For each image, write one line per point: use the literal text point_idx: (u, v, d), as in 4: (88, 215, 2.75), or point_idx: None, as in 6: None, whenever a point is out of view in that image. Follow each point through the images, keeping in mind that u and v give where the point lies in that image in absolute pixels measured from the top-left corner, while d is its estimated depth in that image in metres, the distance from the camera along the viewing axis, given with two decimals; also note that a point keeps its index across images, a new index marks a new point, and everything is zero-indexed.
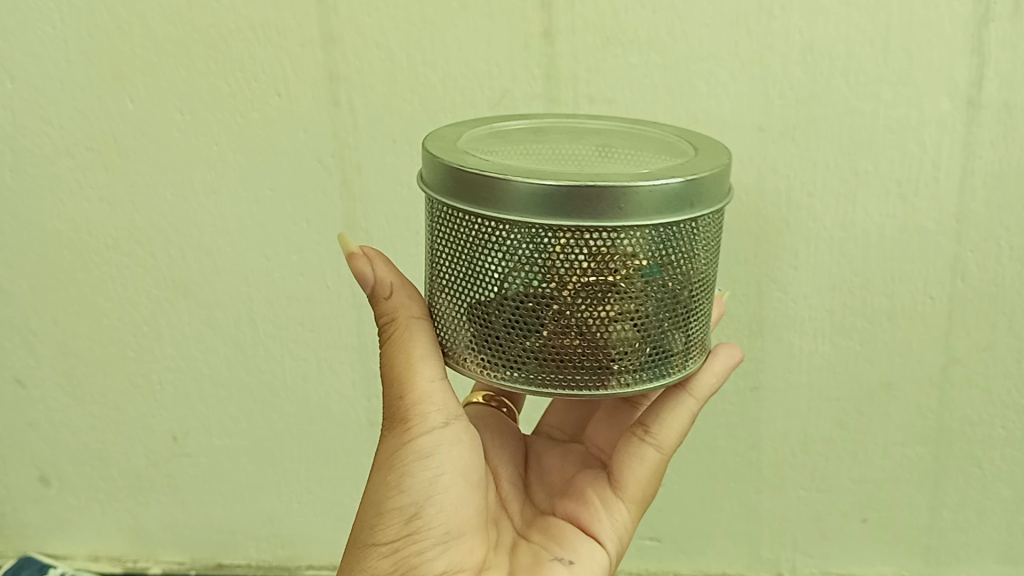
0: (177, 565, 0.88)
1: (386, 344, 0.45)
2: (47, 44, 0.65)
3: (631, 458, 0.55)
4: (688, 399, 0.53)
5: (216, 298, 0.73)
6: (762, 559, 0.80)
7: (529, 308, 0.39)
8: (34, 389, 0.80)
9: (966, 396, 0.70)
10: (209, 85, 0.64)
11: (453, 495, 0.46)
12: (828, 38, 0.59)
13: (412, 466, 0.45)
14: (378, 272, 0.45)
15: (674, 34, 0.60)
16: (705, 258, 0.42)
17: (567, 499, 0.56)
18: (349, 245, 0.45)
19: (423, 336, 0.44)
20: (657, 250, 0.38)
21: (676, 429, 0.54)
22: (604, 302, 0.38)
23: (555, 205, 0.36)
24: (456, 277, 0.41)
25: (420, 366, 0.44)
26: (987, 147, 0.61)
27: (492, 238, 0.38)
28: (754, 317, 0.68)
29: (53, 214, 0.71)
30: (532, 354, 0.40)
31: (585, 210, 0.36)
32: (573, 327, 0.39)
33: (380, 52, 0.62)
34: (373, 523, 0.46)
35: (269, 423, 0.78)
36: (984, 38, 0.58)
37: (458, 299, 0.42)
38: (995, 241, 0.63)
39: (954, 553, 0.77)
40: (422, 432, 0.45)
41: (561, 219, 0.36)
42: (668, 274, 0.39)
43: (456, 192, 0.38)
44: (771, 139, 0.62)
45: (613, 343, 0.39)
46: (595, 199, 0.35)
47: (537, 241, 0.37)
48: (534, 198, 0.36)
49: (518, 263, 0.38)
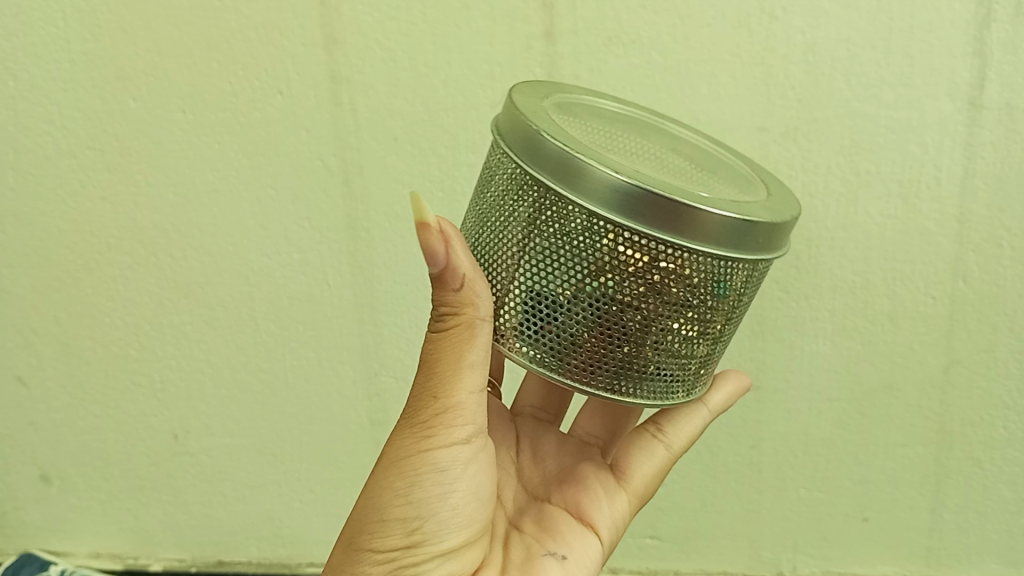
0: (177, 563, 0.88)
1: (438, 341, 0.42)
2: (50, 44, 0.65)
3: (643, 454, 0.58)
4: (702, 409, 0.58)
5: (217, 298, 0.73)
6: (762, 560, 0.80)
7: (586, 307, 0.41)
8: (36, 389, 0.80)
9: (967, 397, 0.70)
10: (211, 86, 0.64)
11: (462, 512, 0.46)
12: (829, 40, 0.59)
13: (425, 478, 0.44)
14: (453, 256, 0.40)
15: (676, 36, 0.60)
16: (748, 297, 0.44)
17: (565, 490, 0.56)
18: (426, 215, 0.39)
19: (481, 343, 0.42)
20: (718, 279, 0.40)
21: (687, 433, 0.58)
22: (653, 314, 0.41)
23: (651, 212, 0.37)
24: (521, 258, 0.42)
25: (462, 376, 0.42)
26: (988, 149, 0.61)
27: (572, 230, 0.39)
28: (754, 318, 0.69)
29: (55, 213, 0.71)
30: (565, 349, 0.41)
31: (671, 225, 0.37)
32: (604, 328, 0.41)
33: (382, 53, 0.62)
34: (378, 528, 0.45)
35: (270, 422, 0.78)
36: (985, 40, 0.58)
37: (517, 284, 0.42)
38: (996, 243, 0.63)
39: (955, 555, 0.77)
40: (442, 447, 0.44)
41: (647, 225, 0.37)
42: (715, 300, 0.41)
43: (556, 176, 0.38)
44: (772, 140, 0.62)
45: (633, 350, 0.41)
46: (683, 218, 0.37)
47: (604, 238, 0.38)
48: (626, 195, 0.36)
49: (590, 260, 0.39)
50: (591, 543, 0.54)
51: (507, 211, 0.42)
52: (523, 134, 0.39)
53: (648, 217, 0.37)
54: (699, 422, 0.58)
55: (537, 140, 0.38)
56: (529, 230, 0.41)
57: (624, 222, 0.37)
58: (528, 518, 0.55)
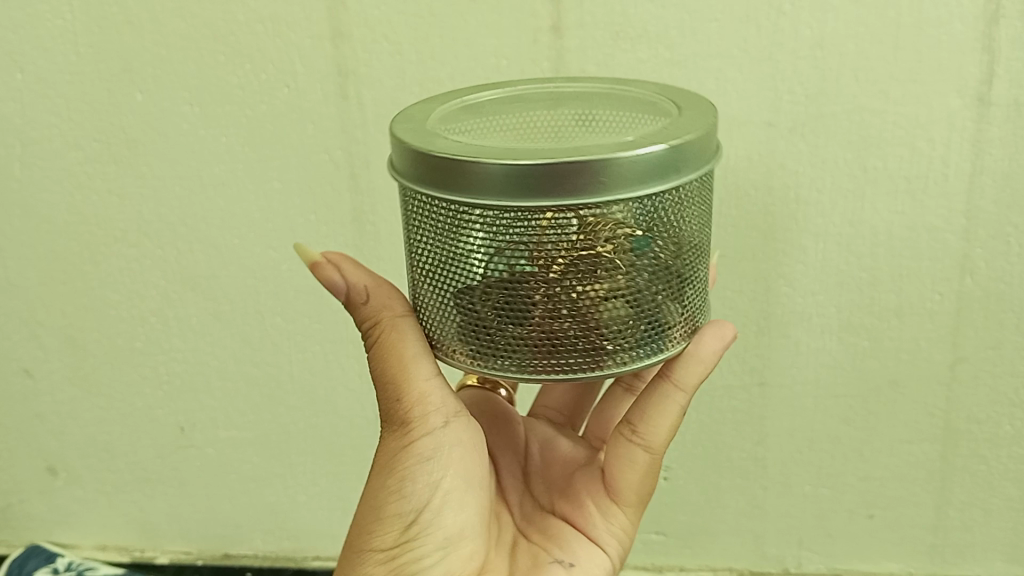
0: (183, 556, 0.90)
1: (376, 347, 0.44)
2: (57, 36, 0.65)
3: (620, 456, 0.51)
4: (675, 390, 0.47)
5: (224, 292, 0.73)
6: (767, 556, 0.81)
7: (516, 290, 0.37)
8: (42, 382, 0.80)
9: (974, 395, 0.70)
10: (217, 78, 0.64)
11: (454, 499, 0.47)
12: (837, 35, 0.58)
13: (412, 469, 0.46)
14: (350, 277, 0.45)
15: (683, 30, 0.59)
16: (693, 225, 0.40)
17: (568, 498, 0.55)
18: (312, 254, 0.45)
19: (413, 333, 0.44)
20: (642, 219, 0.36)
21: (665, 427, 0.49)
22: (595, 278, 0.37)
23: (543, 180, 0.33)
24: (436, 264, 0.40)
25: (415, 369, 0.44)
26: (996, 145, 0.60)
27: (475, 222, 0.36)
28: (761, 314, 0.68)
29: (62, 206, 0.71)
30: (516, 345, 0.38)
31: (573, 185, 0.33)
32: (554, 313, 0.37)
33: (389, 46, 0.62)
34: (371, 527, 0.46)
35: (275, 416, 0.79)
36: (995, 36, 0.58)
37: (440, 288, 0.40)
38: (1003, 240, 0.63)
39: (960, 552, 0.77)
40: (422, 434, 0.46)
41: (547, 197, 0.34)
42: (654, 243, 0.38)
43: (430, 179, 0.36)
44: (780, 135, 0.62)
45: (596, 328, 0.37)
46: (567, 174, 0.33)
47: (518, 223, 0.35)
48: (515, 176, 0.34)
49: (503, 242, 0.36)
50: (596, 554, 0.53)
51: (411, 224, 0.40)
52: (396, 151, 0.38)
53: (540, 187, 0.34)
54: (676, 411, 0.48)
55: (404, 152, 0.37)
56: (434, 232, 0.39)
57: (522, 202, 0.34)
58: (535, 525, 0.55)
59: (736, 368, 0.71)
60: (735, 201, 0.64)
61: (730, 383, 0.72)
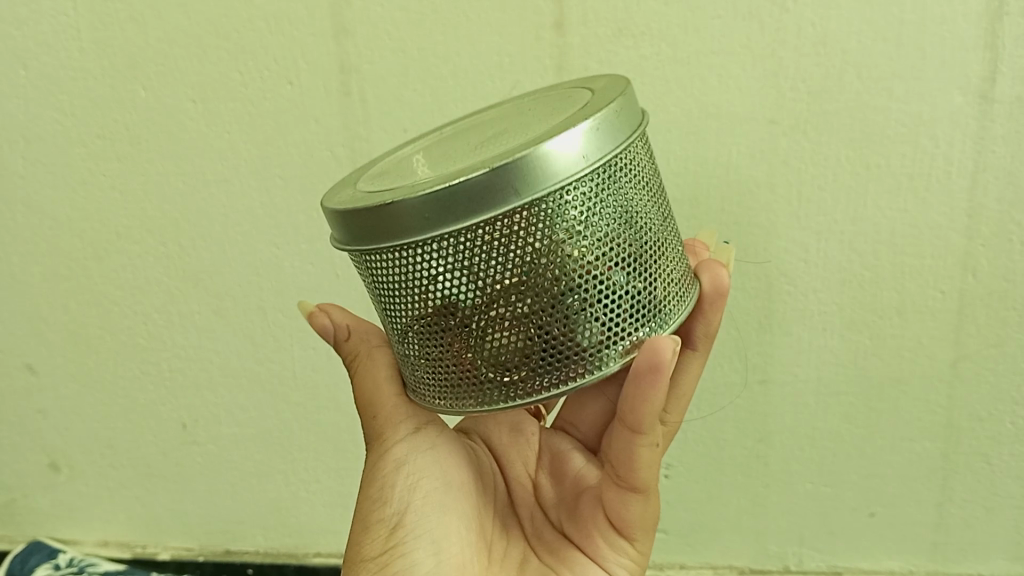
0: (185, 552, 0.90)
1: (355, 376, 0.52)
2: (62, 32, 0.65)
3: (615, 499, 0.50)
4: (643, 439, 0.46)
5: (226, 288, 0.73)
6: (768, 554, 0.81)
7: (479, 318, 0.39)
8: (45, 378, 0.81)
9: (976, 392, 0.70)
10: (221, 75, 0.64)
11: (433, 499, 0.50)
12: (839, 32, 0.58)
13: (391, 476, 0.49)
14: (336, 320, 0.53)
15: (686, 27, 0.59)
16: (642, 208, 0.40)
17: (573, 520, 0.54)
18: (306, 307, 0.53)
19: (384, 359, 0.51)
20: (578, 213, 0.37)
21: (646, 469, 0.47)
22: (551, 289, 0.38)
23: (431, 211, 0.35)
24: (403, 315, 0.41)
25: (381, 386, 0.50)
26: (999, 142, 0.60)
27: (420, 267, 0.38)
28: (764, 311, 0.68)
29: (65, 202, 0.71)
30: (472, 369, 0.40)
31: (458, 209, 0.35)
32: (496, 331, 0.39)
33: (392, 43, 0.62)
34: (361, 538, 0.49)
35: (278, 413, 0.79)
36: (997, 33, 0.57)
37: (410, 330, 0.42)
38: (1006, 237, 0.63)
39: (963, 551, 0.78)
40: (395, 443, 0.50)
41: (439, 226, 0.36)
42: (599, 237, 0.38)
43: (369, 236, 0.38)
44: (782, 132, 0.62)
45: (565, 338, 0.38)
46: (479, 192, 0.35)
47: (460, 256, 0.37)
48: (407, 216, 0.36)
49: (452, 276, 0.37)
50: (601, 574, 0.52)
51: (367, 284, 0.42)
52: (332, 221, 0.40)
53: (430, 218, 0.35)
54: (649, 451, 0.46)
55: (340, 219, 0.39)
56: (388, 287, 0.40)
57: (417, 237, 0.36)
58: (543, 540, 0.54)
59: (738, 365, 0.71)
60: (738, 198, 0.64)
61: (732, 380, 0.72)
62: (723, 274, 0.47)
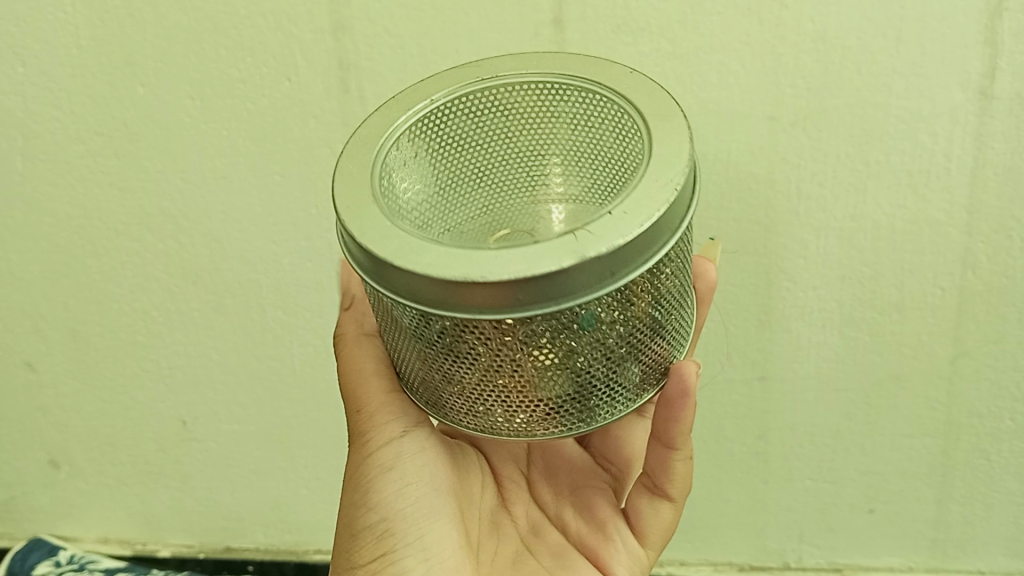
0: (185, 548, 0.90)
1: (343, 368, 0.50)
2: (58, 29, 0.64)
3: (647, 511, 0.54)
4: (682, 456, 0.51)
5: (225, 285, 0.73)
6: (767, 549, 0.82)
7: (524, 372, 0.39)
8: (45, 375, 0.81)
9: (976, 389, 0.70)
10: (219, 72, 0.64)
11: (423, 506, 0.50)
12: (840, 29, 0.58)
13: (376, 479, 0.50)
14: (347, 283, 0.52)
15: (686, 24, 0.59)
16: (682, 258, 0.41)
17: (580, 520, 0.56)
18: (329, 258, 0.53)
19: (369, 352, 0.50)
20: (645, 284, 0.37)
21: (680, 481, 0.52)
22: (599, 348, 0.39)
23: (521, 294, 0.34)
24: (431, 354, 0.40)
25: (369, 383, 0.49)
26: (999, 139, 0.60)
27: (482, 332, 0.37)
28: (763, 307, 0.68)
29: (64, 200, 0.71)
30: (504, 407, 0.41)
31: (551, 292, 0.34)
32: (542, 380, 0.39)
33: (390, 40, 0.62)
34: (353, 543, 0.50)
35: (277, 409, 0.79)
36: (998, 29, 0.57)
37: (430, 363, 0.41)
38: (1006, 234, 0.63)
39: (959, 545, 0.79)
40: (380, 447, 0.49)
41: (528, 306, 0.35)
42: (651, 298, 0.39)
43: (436, 305, 0.36)
44: (782, 129, 0.61)
45: (604, 387, 0.41)
46: (573, 279, 0.34)
47: (528, 327, 0.36)
48: (493, 293, 0.34)
49: (511, 340, 0.37)
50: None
51: (394, 318, 0.40)
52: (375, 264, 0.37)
53: (520, 299, 0.34)
54: (684, 464, 0.51)
55: (393, 273, 0.36)
56: (429, 335, 0.39)
57: (503, 315, 0.35)
58: (540, 536, 0.56)
59: (737, 362, 0.71)
60: (737, 194, 0.64)
61: (731, 376, 0.72)
62: (712, 270, 0.54)
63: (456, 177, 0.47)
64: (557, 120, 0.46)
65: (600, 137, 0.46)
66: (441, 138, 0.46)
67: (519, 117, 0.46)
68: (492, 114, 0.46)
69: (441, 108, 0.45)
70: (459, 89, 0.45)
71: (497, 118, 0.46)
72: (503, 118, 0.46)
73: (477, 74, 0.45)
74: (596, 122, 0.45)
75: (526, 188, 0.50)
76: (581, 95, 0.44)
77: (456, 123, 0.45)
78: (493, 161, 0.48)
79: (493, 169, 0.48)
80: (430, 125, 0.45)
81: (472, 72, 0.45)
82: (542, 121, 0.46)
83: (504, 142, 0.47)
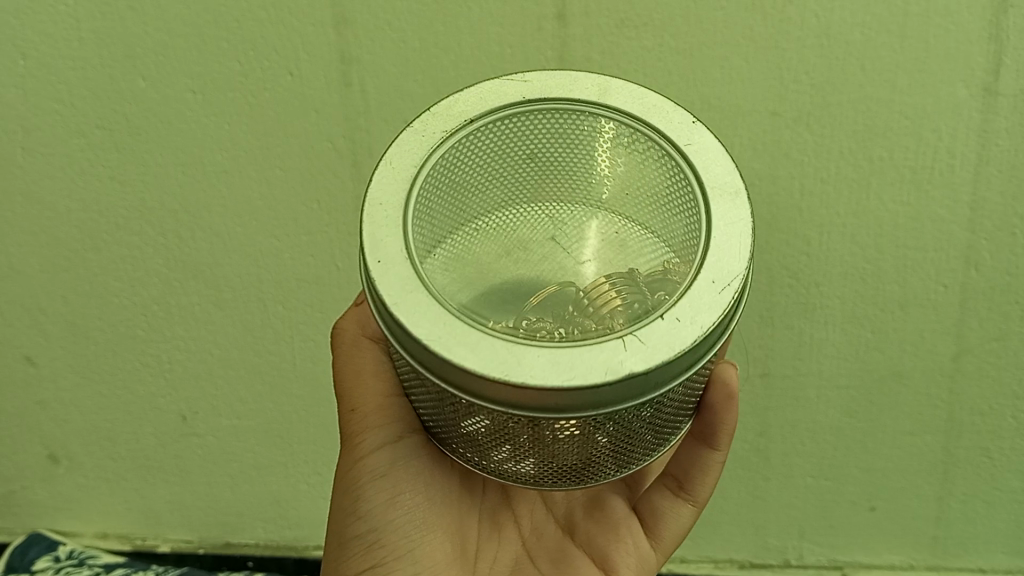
0: (184, 544, 0.90)
1: (349, 377, 0.50)
2: (60, 21, 0.64)
3: (667, 514, 0.55)
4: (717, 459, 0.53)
5: (226, 280, 0.73)
6: (769, 548, 0.81)
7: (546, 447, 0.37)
8: (44, 368, 0.80)
9: (978, 387, 0.70)
10: (221, 66, 0.64)
11: (416, 516, 0.50)
12: (846, 23, 0.59)
13: (367, 487, 0.49)
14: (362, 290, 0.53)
15: (689, 18, 0.59)
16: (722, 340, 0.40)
17: (589, 536, 0.56)
18: None
19: (370, 355, 0.50)
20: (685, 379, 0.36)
21: (708, 483, 0.54)
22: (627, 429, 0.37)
23: (562, 399, 0.32)
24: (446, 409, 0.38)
25: (368, 385, 0.49)
26: (1003, 135, 0.61)
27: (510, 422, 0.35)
28: (763, 304, 0.67)
29: (64, 193, 0.70)
30: (516, 462, 0.39)
31: (590, 400, 0.32)
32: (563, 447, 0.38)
33: (393, 33, 0.62)
34: (342, 552, 0.50)
35: (278, 404, 0.79)
36: (1003, 25, 0.58)
37: (442, 413, 0.39)
38: (1009, 231, 0.64)
39: (960, 543, 0.79)
40: (370, 453, 0.48)
41: (568, 409, 0.33)
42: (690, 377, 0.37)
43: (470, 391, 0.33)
44: (784, 125, 0.62)
45: (624, 450, 0.39)
46: (619, 392, 0.33)
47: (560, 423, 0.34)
48: (535, 396, 0.32)
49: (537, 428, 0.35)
50: None
51: (411, 369, 0.38)
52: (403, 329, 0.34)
53: (560, 404, 0.32)
54: (719, 465, 0.54)
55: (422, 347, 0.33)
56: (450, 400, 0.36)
57: (539, 415, 0.33)
58: (541, 550, 0.56)
59: (739, 360, 0.70)
60: None
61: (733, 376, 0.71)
62: None
63: (483, 201, 0.43)
64: (598, 146, 0.42)
65: (645, 180, 0.42)
66: (475, 158, 0.41)
67: (557, 138, 0.42)
68: (530, 132, 0.41)
69: (480, 129, 0.40)
70: (501, 113, 0.40)
71: (535, 135, 0.42)
72: (541, 142, 0.42)
73: (523, 92, 0.40)
74: (645, 163, 0.42)
75: (553, 218, 0.45)
76: (635, 138, 0.41)
77: (495, 148, 0.41)
78: (522, 178, 0.43)
79: (523, 196, 0.44)
80: (470, 152, 0.40)
81: (517, 90, 0.40)
82: (577, 148, 0.43)
83: (541, 163, 0.43)
